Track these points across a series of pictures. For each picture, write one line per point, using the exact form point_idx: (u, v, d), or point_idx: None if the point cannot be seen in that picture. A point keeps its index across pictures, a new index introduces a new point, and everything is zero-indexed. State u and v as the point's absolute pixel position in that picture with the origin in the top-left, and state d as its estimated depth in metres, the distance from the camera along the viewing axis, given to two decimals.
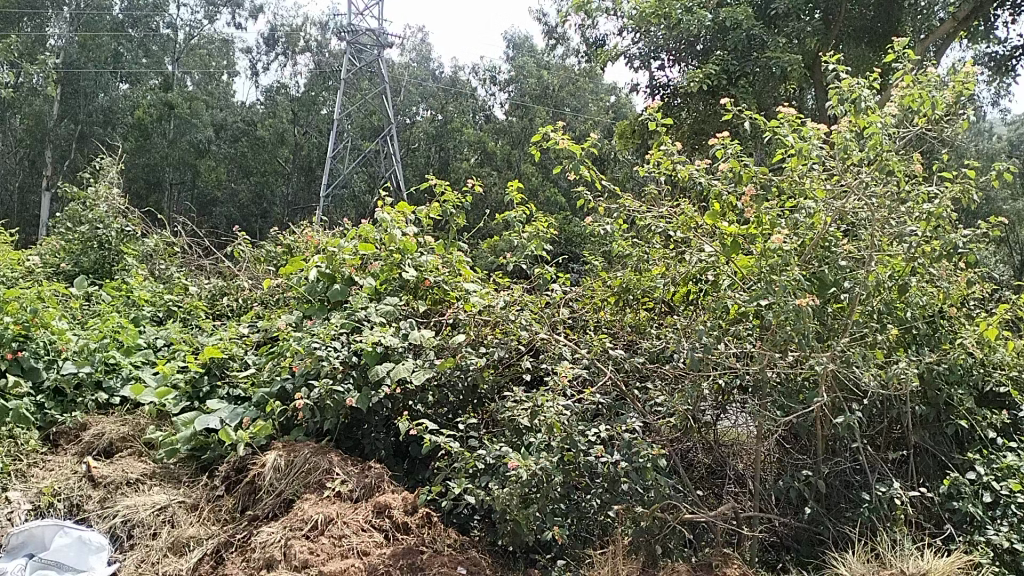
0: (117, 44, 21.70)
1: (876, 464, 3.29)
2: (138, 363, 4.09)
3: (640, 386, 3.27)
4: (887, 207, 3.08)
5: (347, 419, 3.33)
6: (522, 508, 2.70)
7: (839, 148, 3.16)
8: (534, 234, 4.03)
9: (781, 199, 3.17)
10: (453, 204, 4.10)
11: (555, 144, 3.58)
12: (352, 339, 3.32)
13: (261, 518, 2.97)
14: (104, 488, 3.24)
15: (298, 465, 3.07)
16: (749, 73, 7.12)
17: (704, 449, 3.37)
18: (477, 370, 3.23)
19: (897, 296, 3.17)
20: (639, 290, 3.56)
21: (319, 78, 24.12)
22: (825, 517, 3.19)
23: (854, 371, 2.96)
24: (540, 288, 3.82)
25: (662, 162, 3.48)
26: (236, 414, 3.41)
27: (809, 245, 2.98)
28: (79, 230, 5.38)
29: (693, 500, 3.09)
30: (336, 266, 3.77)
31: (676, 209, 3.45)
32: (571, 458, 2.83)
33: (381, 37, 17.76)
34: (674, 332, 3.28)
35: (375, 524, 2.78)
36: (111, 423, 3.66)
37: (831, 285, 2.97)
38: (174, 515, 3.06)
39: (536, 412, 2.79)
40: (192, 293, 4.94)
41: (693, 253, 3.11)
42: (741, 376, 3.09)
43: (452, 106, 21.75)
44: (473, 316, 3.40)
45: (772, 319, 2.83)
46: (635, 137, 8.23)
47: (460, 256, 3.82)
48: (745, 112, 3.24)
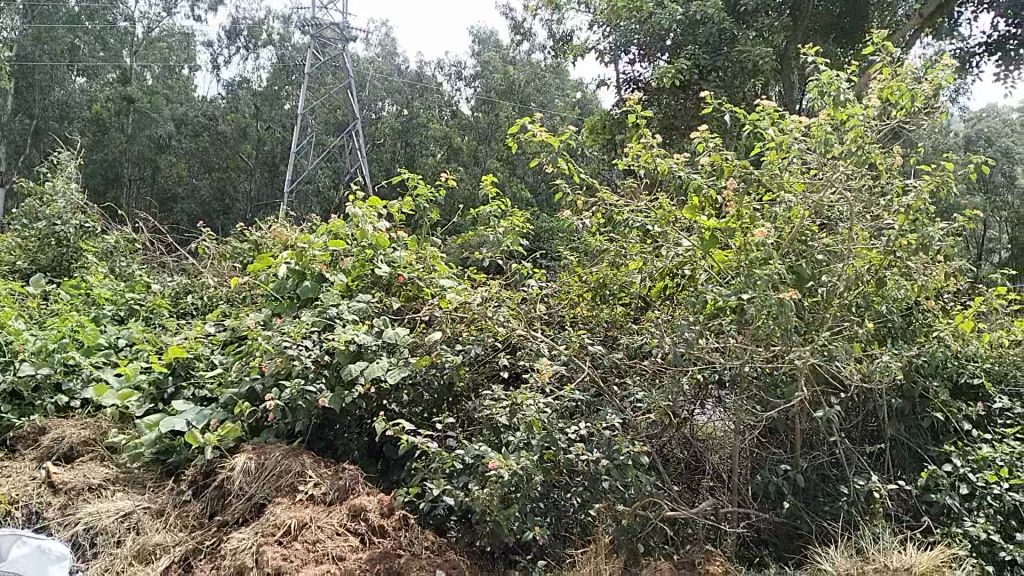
0: (74, 37, 21.23)
1: (853, 457, 3.27)
2: (99, 363, 3.95)
3: (618, 383, 3.23)
4: (863, 202, 3.13)
5: (319, 420, 3.23)
6: (502, 509, 2.64)
7: (821, 142, 3.13)
8: (510, 228, 3.97)
9: (759, 192, 3.15)
10: (426, 197, 4.01)
11: (533, 136, 3.51)
12: (324, 338, 3.22)
13: (230, 524, 2.86)
14: (65, 495, 3.12)
15: (269, 468, 2.97)
16: (719, 68, 7.12)
17: (681, 444, 3.31)
18: (454, 368, 3.16)
19: (874, 290, 3.15)
20: (616, 285, 3.51)
21: (283, 72, 23.83)
22: (802, 511, 3.17)
23: (834, 364, 2.95)
24: (516, 283, 3.76)
25: (642, 155, 3.39)
26: (203, 415, 3.32)
27: (786, 240, 2.94)
28: (36, 227, 5.21)
29: (671, 497, 3.06)
30: (306, 262, 3.62)
31: (654, 203, 3.41)
32: (551, 456, 2.76)
33: (345, 31, 17.60)
34: (656, 326, 3.24)
35: (351, 528, 2.70)
36: (72, 426, 3.52)
37: (808, 279, 2.93)
38: (139, 522, 2.95)
39: (517, 411, 2.78)
40: (155, 290, 4.78)
41: (670, 248, 3.12)
42: (721, 371, 3.05)
43: (419, 101, 21.59)
44: (449, 313, 3.36)
45: (752, 314, 2.76)
46: (605, 133, 8.23)
47: (434, 252, 3.76)
48: (726, 104, 3.19)
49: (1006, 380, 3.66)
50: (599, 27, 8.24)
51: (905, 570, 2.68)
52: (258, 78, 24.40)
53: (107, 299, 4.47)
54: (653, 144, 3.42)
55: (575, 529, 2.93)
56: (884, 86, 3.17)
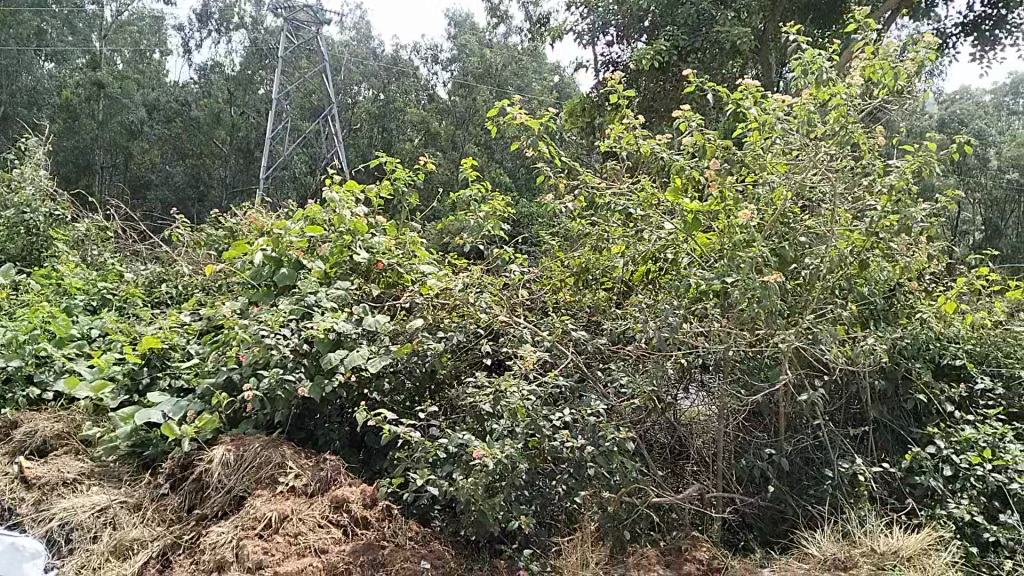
0: (40, 21, 21.20)
1: (837, 440, 3.27)
2: (72, 355, 3.85)
3: (602, 368, 3.21)
4: (845, 183, 3.11)
5: (299, 410, 3.18)
6: (487, 498, 2.61)
7: (804, 121, 3.07)
8: (490, 213, 3.91)
9: (742, 173, 3.11)
10: (405, 181, 3.94)
11: (513, 118, 3.43)
12: (302, 326, 3.16)
13: (209, 517, 2.81)
14: (39, 490, 3.04)
15: (247, 461, 2.91)
16: (698, 49, 7.08)
17: (667, 428, 3.28)
18: (436, 356, 3.11)
19: (856, 271, 3.10)
20: (598, 270, 3.51)
21: (257, 56, 23.51)
22: (787, 494, 3.17)
23: (819, 348, 2.93)
24: (497, 269, 3.71)
25: (624, 137, 3.31)
26: (179, 407, 3.24)
27: (769, 221, 2.92)
28: (4, 215, 5.08)
29: (657, 483, 3.04)
30: (282, 249, 3.52)
31: (636, 187, 3.37)
32: (536, 444, 2.73)
33: (319, 13, 17.35)
34: (640, 311, 3.19)
35: (333, 520, 2.66)
36: (44, 419, 3.43)
37: (791, 262, 2.95)
38: (116, 516, 2.89)
39: (501, 398, 2.75)
40: (129, 279, 4.68)
41: (652, 231, 3.12)
42: (705, 355, 3.04)
43: (396, 85, 21.38)
44: (430, 300, 3.30)
45: (737, 297, 2.77)
46: (584, 116, 8.17)
47: (414, 238, 3.69)
48: (708, 84, 3.14)
49: (987, 360, 3.66)
50: (578, 8, 8.16)
51: (892, 553, 2.71)
52: (231, 62, 24.04)
53: (79, 289, 4.36)
54: (636, 125, 3.36)
55: (560, 517, 2.91)
56: (866, 64, 3.13)
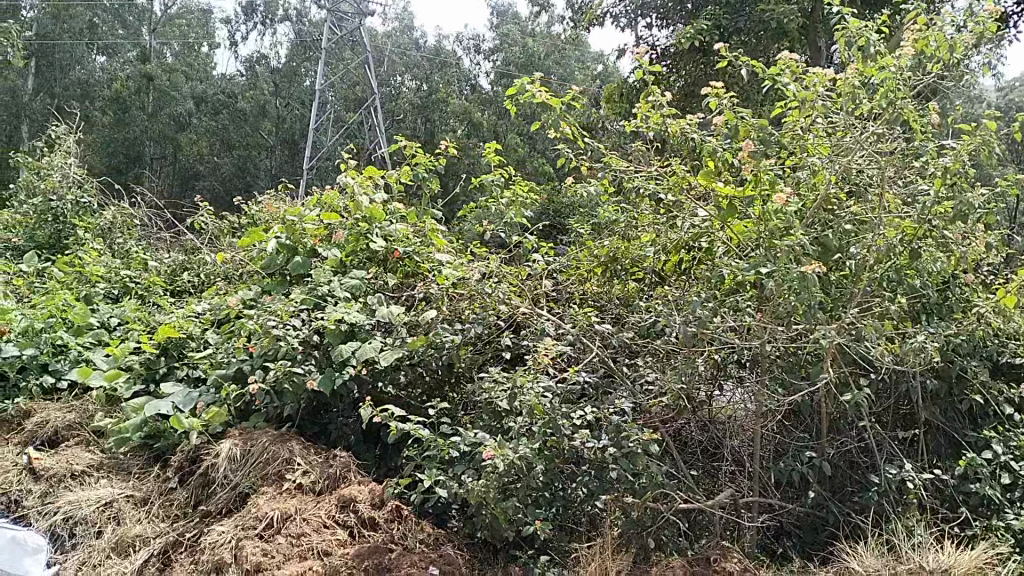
0: (93, 14, 22.31)
1: (884, 443, 3.05)
2: (89, 344, 3.79)
3: (629, 364, 3.01)
4: (895, 164, 2.87)
5: (312, 403, 3.06)
6: (500, 500, 2.45)
7: (847, 98, 2.80)
8: (513, 199, 3.73)
9: (783, 157, 2.89)
10: (426, 166, 3.78)
11: (533, 98, 3.21)
12: (314, 318, 3.05)
13: (213, 515, 2.70)
14: (47, 482, 2.96)
15: (254, 456, 2.80)
16: (742, 30, 6.81)
17: (698, 427, 3.11)
18: (454, 348, 2.95)
19: (907, 262, 2.86)
20: (628, 259, 3.31)
21: (301, 48, 23.71)
22: (829, 500, 2.96)
23: (863, 345, 2.72)
24: (520, 258, 3.54)
25: (651, 116, 3.08)
26: (190, 398, 3.16)
27: (811, 208, 2.71)
28: (33, 203, 5.07)
29: (687, 486, 2.86)
30: (297, 237, 3.42)
31: (667, 170, 3.17)
32: (556, 444, 2.56)
33: (361, 4, 17.35)
34: (667, 306, 2.99)
35: (339, 520, 2.53)
36: (57, 410, 3.37)
37: (835, 251, 2.74)
38: (120, 510, 2.80)
39: (517, 395, 2.60)
40: (152, 268, 4.62)
41: (684, 219, 2.92)
42: (738, 350, 2.85)
43: (438, 75, 21.32)
44: (447, 290, 3.15)
45: (774, 289, 2.56)
46: (623, 102, 7.96)
47: (433, 226, 3.51)
48: (743, 58, 2.88)
49: None
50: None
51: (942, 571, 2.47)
52: (276, 53, 24.23)
53: (100, 277, 4.31)
54: (664, 102, 3.10)
55: (582, 521, 2.72)
56: (917, 36, 2.84)
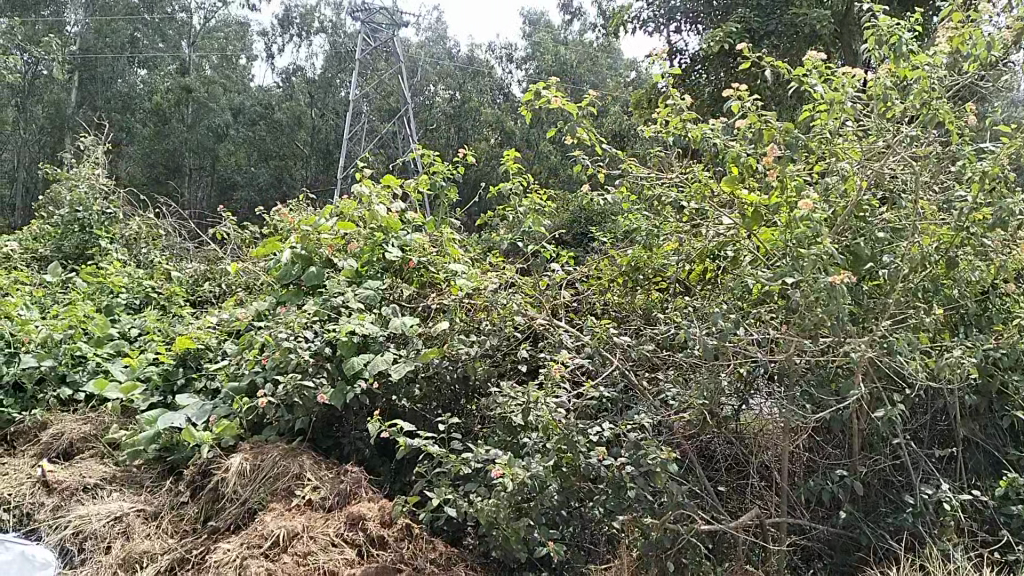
0: (133, 29, 22.77)
1: (920, 462, 2.90)
2: (108, 355, 3.78)
3: (650, 377, 2.91)
4: (930, 169, 2.72)
5: (324, 416, 3.00)
6: (513, 520, 2.36)
7: (879, 99, 2.64)
8: (532, 207, 3.64)
9: (811, 160, 2.77)
10: (443, 174, 3.71)
11: (548, 104, 3.14)
12: (326, 329, 3.00)
13: (221, 531, 2.65)
14: (59, 495, 2.94)
15: (264, 471, 2.75)
16: (773, 32, 6.70)
17: (724, 443, 2.99)
18: (468, 360, 2.90)
19: (943, 272, 2.73)
20: (650, 268, 3.21)
21: (335, 59, 23.95)
22: (861, 521, 2.82)
23: (896, 359, 2.58)
24: (539, 267, 3.45)
25: (670, 120, 2.96)
26: (204, 411, 3.12)
27: (841, 216, 2.59)
28: (58, 214, 5.11)
29: (710, 506, 2.74)
30: (312, 246, 3.35)
31: (689, 175, 3.07)
32: (571, 462, 2.46)
33: (394, 15, 17.46)
34: (686, 316, 2.90)
35: (347, 539, 2.46)
36: (73, 421, 3.36)
37: (867, 261, 2.62)
38: (130, 525, 2.76)
39: (530, 410, 2.51)
40: (174, 279, 4.61)
41: (710, 227, 2.84)
42: (763, 364, 2.73)
43: (470, 84, 21.36)
44: (461, 300, 3.08)
45: (800, 300, 2.44)
46: (651, 108, 7.86)
47: (450, 234, 3.45)
48: (765, 57, 2.71)
49: None
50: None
51: None
52: (311, 65, 24.50)
53: (122, 287, 4.31)
54: (684, 106, 2.97)
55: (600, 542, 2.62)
56: (953, 33, 2.67)
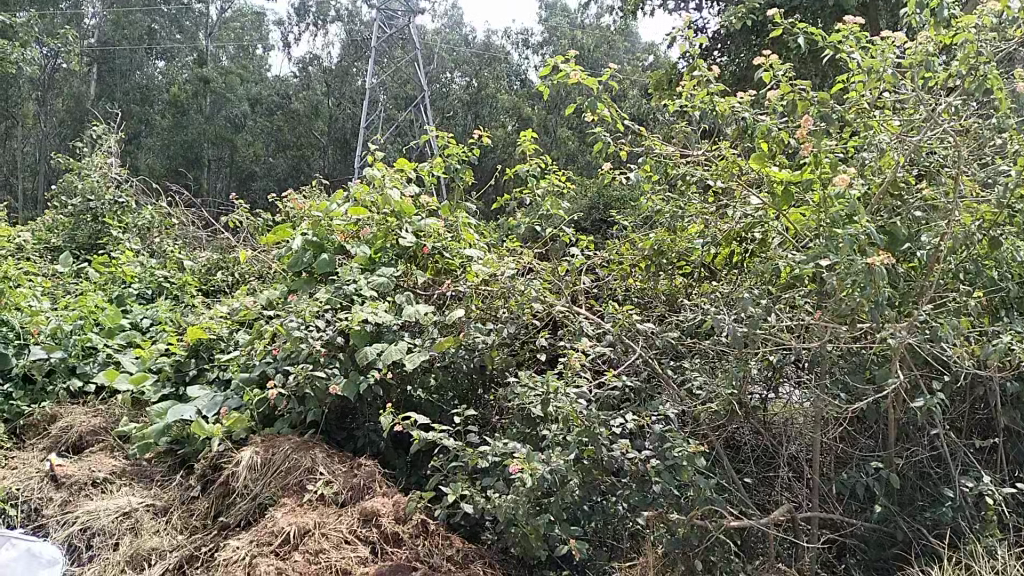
0: (151, 20, 22.80)
1: (959, 452, 2.74)
2: (119, 346, 3.72)
3: (675, 366, 2.79)
4: (975, 143, 2.56)
5: (338, 407, 2.91)
6: (532, 517, 2.25)
7: (920, 68, 2.46)
8: (551, 190, 3.52)
9: (846, 135, 2.62)
10: (459, 157, 3.59)
11: (567, 78, 3.02)
12: (338, 318, 2.89)
13: (232, 527, 2.57)
14: (68, 490, 2.87)
15: (275, 465, 2.66)
16: (797, 8, 6.50)
17: (752, 434, 2.87)
18: (486, 350, 2.79)
19: (987, 253, 2.56)
20: (673, 253, 3.08)
21: (352, 47, 23.86)
22: (896, 515, 2.68)
23: (939, 345, 2.43)
24: (557, 252, 3.33)
25: (697, 94, 2.81)
26: (214, 403, 3.05)
27: (875, 194, 2.48)
28: (71, 203, 5.06)
29: (738, 501, 2.62)
30: (323, 233, 3.23)
31: (716, 153, 2.93)
32: (592, 455, 2.34)
33: (410, 2, 17.30)
34: (714, 302, 2.79)
35: (360, 536, 2.36)
36: (83, 414, 3.30)
37: (904, 241, 2.50)
38: (139, 521, 2.69)
39: (550, 401, 2.38)
40: (186, 268, 4.54)
41: (737, 208, 2.71)
42: (796, 352, 2.59)
43: (487, 70, 21.17)
44: (477, 287, 2.96)
45: (836, 283, 2.29)
46: (672, 89, 7.68)
47: (466, 219, 3.32)
48: (800, 24, 2.57)
49: None
50: None
51: None
52: (327, 53, 24.41)
53: (134, 277, 4.25)
54: (711, 79, 2.82)
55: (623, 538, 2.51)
56: None
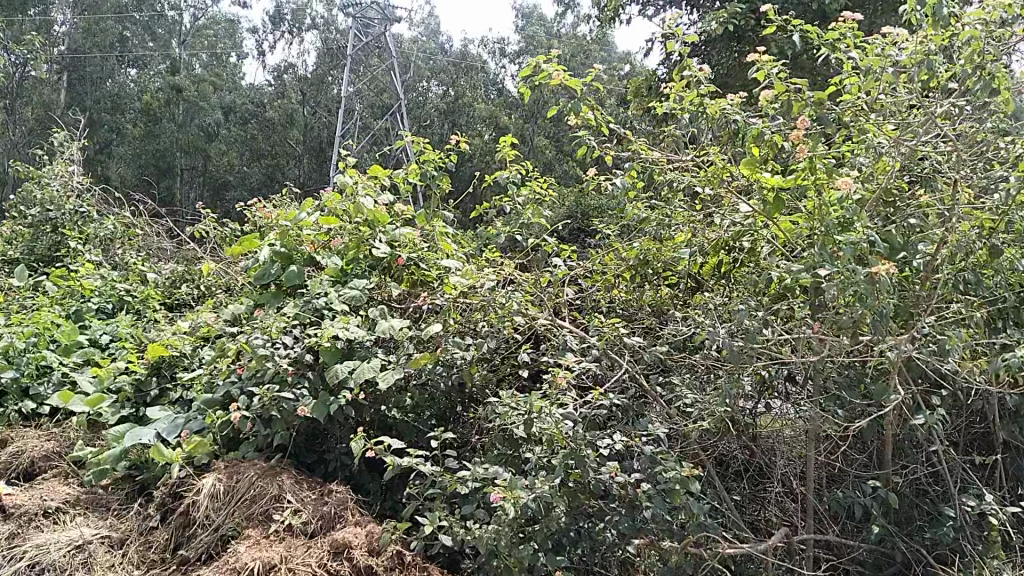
0: (123, 27, 22.44)
1: (957, 469, 2.62)
2: (76, 364, 3.52)
3: (663, 382, 2.65)
4: (975, 147, 2.45)
5: (307, 429, 2.74)
6: (516, 548, 2.09)
7: (921, 67, 2.34)
8: (532, 197, 3.38)
9: (841, 137, 2.50)
10: (435, 163, 3.44)
11: (549, 79, 2.92)
12: (307, 335, 2.73)
13: (192, 562, 2.39)
14: (15, 522, 2.65)
15: (239, 493, 2.48)
16: (778, 13, 6.43)
17: (742, 452, 2.74)
18: (465, 367, 2.64)
19: (988, 261, 2.45)
20: (659, 263, 2.95)
21: (327, 54, 23.66)
22: (896, 535, 2.55)
23: (942, 359, 2.30)
24: (538, 263, 3.19)
25: (686, 95, 2.69)
26: (175, 426, 2.85)
27: (872, 201, 2.31)
28: (29, 214, 4.84)
29: (732, 523, 2.49)
30: (291, 243, 3.06)
31: (706, 158, 2.81)
32: (579, 479, 2.19)
33: (386, 10, 17.13)
34: (705, 314, 2.66)
35: (331, 570, 2.19)
36: (36, 438, 3.10)
37: (901, 250, 2.29)
38: (92, 555, 2.48)
39: (533, 423, 2.25)
40: (150, 281, 4.35)
41: (726, 215, 2.59)
42: (790, 368, 2.46)
43: (464, 78, 21.05)
44: (455, 300, 2.81)
45: (835, 296, 2.14)
46: (650, 97, 7.59)
47: (443, 228, 3.17)
48: (795, 21, 2.45)
49: None
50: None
51: None
52: (302, 61, 24.17)
53: (94, 291, 4.04)
54: (701, 78, 2.70)
55: (612, 566, 2.36)
56: None
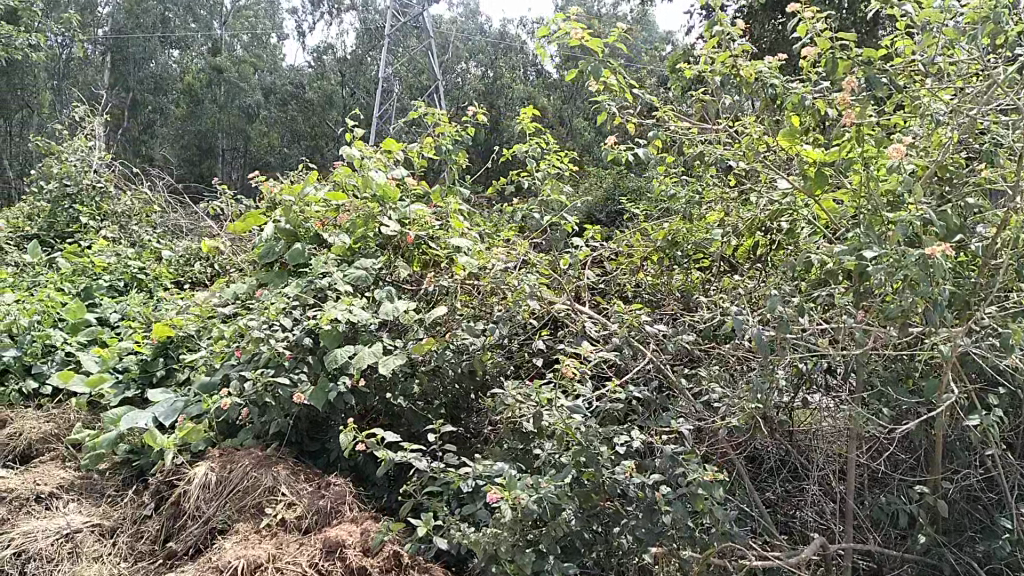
0: (164, 8, 22.55)
1: (1014, 476, 2.38)
2: (81, 343, 3.41)
3: (689, 373, 2.44)
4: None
5: (308, 417, 2.59)
6: (520, 552, 1.91)
7: (986, 22, 2.07)
8: (553, 173, 3.18)
9: (891, 105, 2.25)
10: (452, 136, 3.25)
11: (570, 39, 2.69)
12: (308, 316, 2.56)
13: (180, 556, 2.26)
14: (6, 507, 2.52)
15: (232, 484, 2.35)
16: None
17: (775, 451, 2.53)
18: (474, 354, 2.46)
19: None
20: (690, 244, 2.73)
21: (365, 35, 23.55)
22: (945, 547, 2.32)
23: (1003, 353, 2.05)
24: (557, 243, 2.97)
25: (719, 57, 2.44)
26: (173, 409, 2.71)
27: (925, 175, 2.07)
28: (47, 190, 4.75)
29: (763, 529, 2.28)
30: (297, 220, 2.88)
31: (740, 129, 2.57)
32: (592, 478, 2.00)
33: None
34: (732, 300, 2.45)
35: (321, 570, 2.03)
36: (35, 419, 3.00)
37: (958, 231, 2.01)
38: (81, 544, 2.36)
39: (542, 416, 2.05)
40: (164, 258, 4.27)
41: (762, 192, 2.35)
42: (829, 361, 2.23)
43: (502, 59, 20.76)
44: (461, 282, 2.65)
45: (882, 281, 1.90)
46: None
47: (457, 204, 2.97)
48: None
49: None
50: None
51: None
52: (341, 41, 24.09)
53: (106, 268, 3.93)
54: (735, 37, 2.44)
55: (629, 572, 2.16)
56: None
